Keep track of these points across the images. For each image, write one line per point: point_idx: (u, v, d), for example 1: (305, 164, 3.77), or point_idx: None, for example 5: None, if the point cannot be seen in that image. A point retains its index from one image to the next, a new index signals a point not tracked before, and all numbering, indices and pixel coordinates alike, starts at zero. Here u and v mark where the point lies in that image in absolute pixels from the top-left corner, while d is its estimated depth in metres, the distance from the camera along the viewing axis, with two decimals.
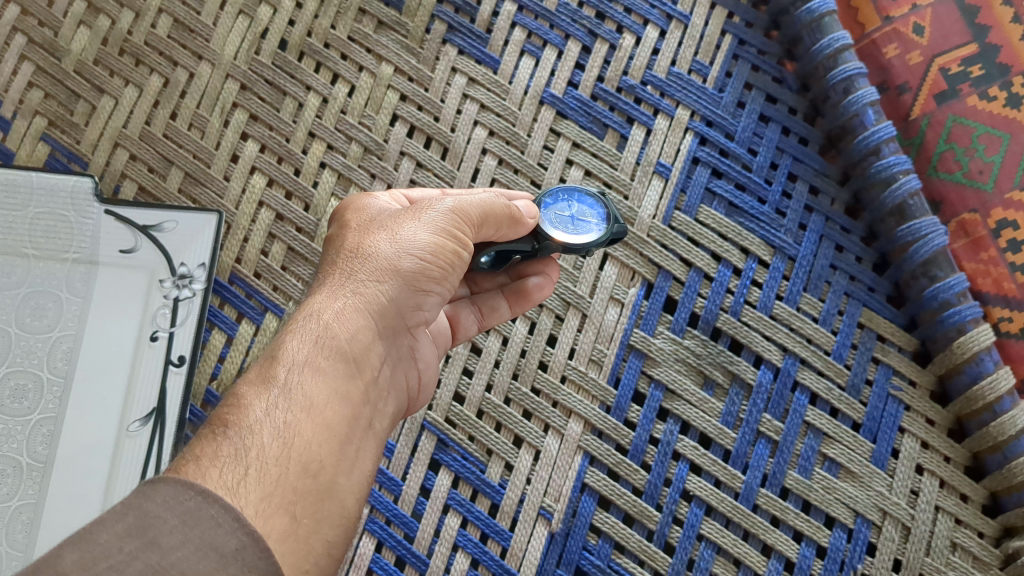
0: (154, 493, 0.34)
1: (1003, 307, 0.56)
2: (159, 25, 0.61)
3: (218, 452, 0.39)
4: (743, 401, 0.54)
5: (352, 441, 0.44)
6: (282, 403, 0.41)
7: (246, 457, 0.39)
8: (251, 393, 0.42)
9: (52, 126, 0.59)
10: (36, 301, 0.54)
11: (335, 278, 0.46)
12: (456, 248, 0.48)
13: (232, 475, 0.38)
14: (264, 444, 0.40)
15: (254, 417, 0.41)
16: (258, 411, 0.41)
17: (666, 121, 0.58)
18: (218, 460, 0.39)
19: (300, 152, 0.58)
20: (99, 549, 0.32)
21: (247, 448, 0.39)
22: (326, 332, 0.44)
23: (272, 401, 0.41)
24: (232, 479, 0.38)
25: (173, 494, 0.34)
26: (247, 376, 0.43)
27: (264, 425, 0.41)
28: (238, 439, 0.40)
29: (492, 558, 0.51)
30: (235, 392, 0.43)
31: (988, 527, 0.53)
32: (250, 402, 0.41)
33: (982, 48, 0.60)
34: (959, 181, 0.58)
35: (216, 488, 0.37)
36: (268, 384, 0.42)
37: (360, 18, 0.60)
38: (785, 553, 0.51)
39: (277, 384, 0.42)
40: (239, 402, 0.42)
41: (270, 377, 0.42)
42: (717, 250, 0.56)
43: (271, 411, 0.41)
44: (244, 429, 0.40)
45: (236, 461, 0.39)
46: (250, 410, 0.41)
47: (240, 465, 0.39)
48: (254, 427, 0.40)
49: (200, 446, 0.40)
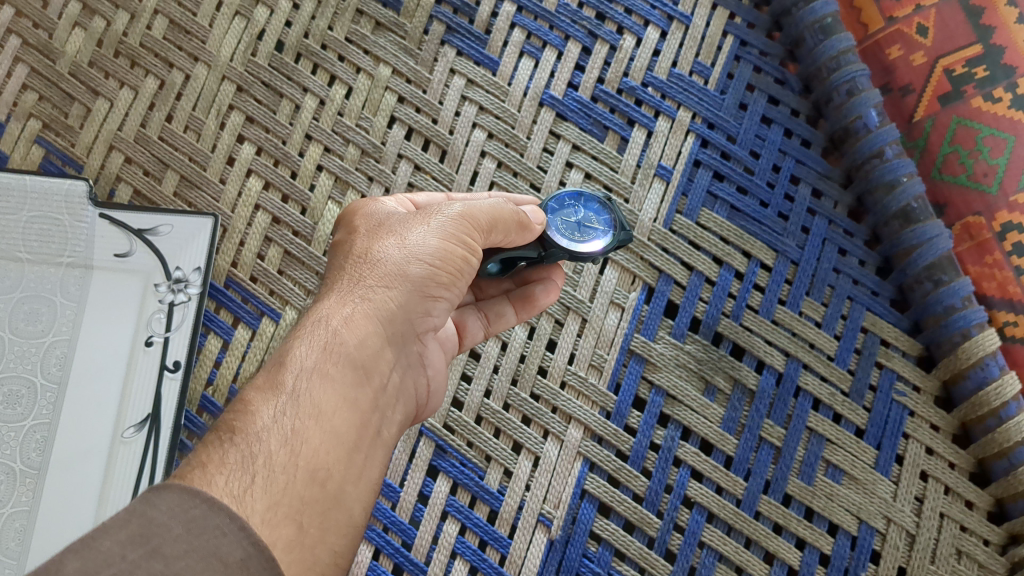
0: (157, 500, 0.33)
1: (1008, 312, 0.56)
2: (155, 27, 0.60)
3: (225, 458, 0.38)
4: (745, 406, 0.53)
5: (360, 449, 0.44)
6: (290, 410, 0.41)
7: (252, 465, 0.38)
8: (259, 399, 0.41)
9: (47, 128, 0.59)
10: (29, 306, 0.54)
11: (343, 283, 0.46)
12: (465, 254, 0.47)
13: (238, 484, 0.38)
14: (271, 451, 0.39)
15: (262, 423, 0.40)
16: (265, 417, 0.40)
17: (666, 123, 0.58)
18: (225, 467, 0.38)
19: (297, 155, 0.57)
20: (102, 556, 0.31)
21: (254, 455, 0.39)
22: (335, 338, 0.44)
23: (280, 407, 0.41)
24: (239, 487, 0.37)
25: (177, 501, 0.33)
26: (255, 380, 0.42)
27: (272, 432, 0.40)
28: (244, 446, 0.39)
29: (491, 565, 0.50)
30: (243, 398, 0.42)
31: (994, 534, 0.52)
32: (257, 408, 0.40)
33: (987, 49, 0.59)
34: (963, 183, 0.58)
35: (223, 496, 0.36)
36: (276, 390, 0.41)
37: (357, 19, 0.59)
38: (788, 560, 0.51)
39: (285, 391, 0.41)
40: (245, 407, 0.41)
41: (277, 383, 0.42)
42: (719, 254, 0.56)
43: (279, 418, 0.40)
44: (252, 437, 0.39)
45: (243, 468, 0.38)
46: (258, 416, 0.40)
47: (247, 472, 0.38)
48: (262, 435, 0.39)
49: (206, 453, 0.39)
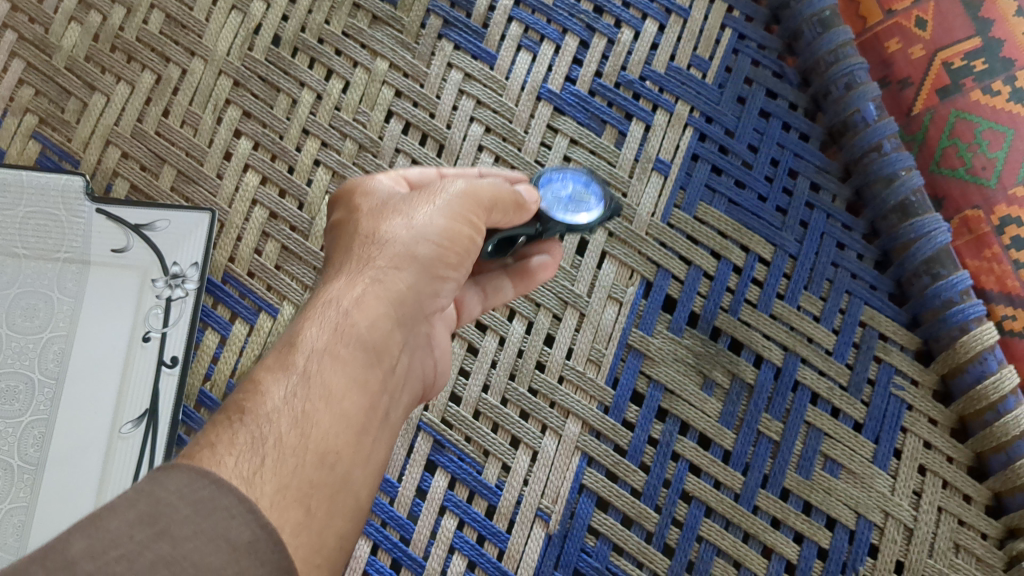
0: (165, 480, 0.31)
1: (1006, 306, 0.56)
2: (151, 21, 0.60)
3: (234, 438, 0.36)
4: (744, 401, 0.53)
5: (369, 433, 0.41)
6: (302, 391, 0.38)
7: (263, 446, 0.36)
8: (270, 378, 0.39)
9: (43, 123, 0.59)
10: (27, 302, 0.53)
11: (351, 264, 0.44)
12: (472, 235, 0.46)
13: (248, 465, 0.35)
14: (281, 432, 0.37)
15: (273, 404, 0.37)
16: (276, 397, 0.38)
17: (664, 117, 0.58)
18: (234, 448, 0.35)
19: (294, 150, 0.57)
20: (110, 536, 0.29)
21: (264, 437, 0.36)
22: (346, 319, 0.41)
23: (291, 388, 0.38)
24: (248, 469, 0.35)
25: (185, 482, 0.32)
26: (265, 361, 0.40)
27: (282, 413, 0.37)
28: (255, 427, 0.36)
29: (490, 560, 0.50)
30: (253, 378, 0.39)
31: (992, 528, 0.52)
32: (268, 387, 0.38)
33: (986, 42, 0.59)
34: (962, 177, 0.58)
35: (233, 477, 0.34)
36: (287, 370, 0.39)
37: (354, 13, 0.59)
38: (785, 554, 0.51)
39: (296, 370, 0.39)
40: (256, 387, 0.38)
41: (288, 363, 0.39)
42: (717, 248, 0.56)
43: (290, 399, 0.38)
44: (261, 417, 0.37)
45: (253, 449, 0.36)
46: (269, 396, 0.38)
47: (257, 453, 0.36)
48: (273, 415, 0.37)
49: (214, 433, 0.36)
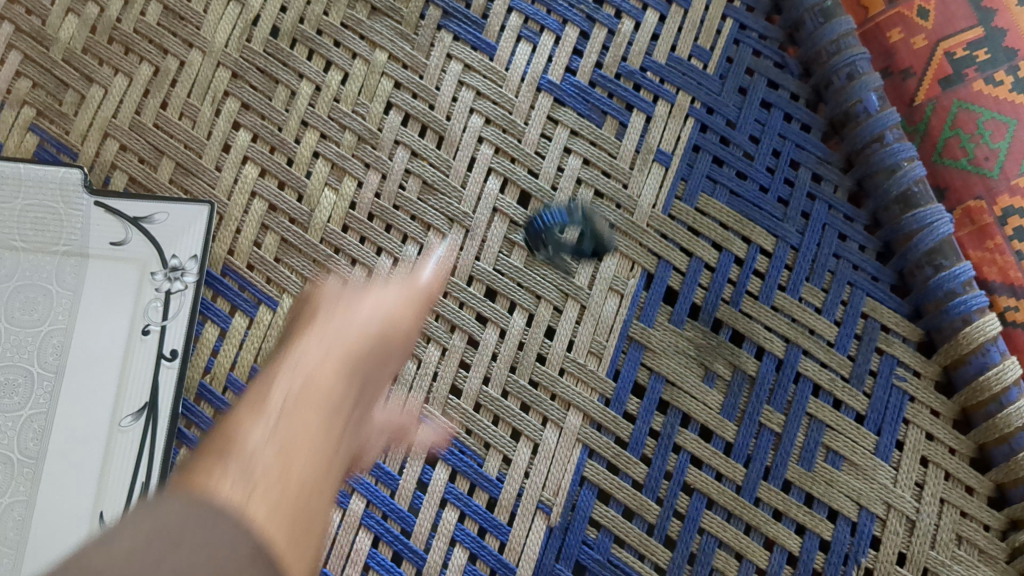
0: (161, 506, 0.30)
1: (1009, 297, 0.55)
2: (149, 13, 0.59)
3: (223, 470, 0.35)
4: (745, 393, 0.53)
5: (336, 475, 0.40)
6: (281, 428, 0.38)
7: (250, 475, 0.35)
8: (243, 424, 0.39)
9: (41, 116, 0.58)
10: (25, 295, 0.53)
11: (313, 329, 0.43)
12: (411, 325, 0.48)
13: (239, 493, 0.34)
14: (266, 463, 0.36)
15: (251, 444, 0.37)
16: (256, 437, 0.38)
17: (665, 108, 0.57)
18: (226, 477, 0.34)
19: (293, 142, 0.57)
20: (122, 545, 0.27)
21: (252, 467, 0.35)
22: (309, 377, 0.41)
23: (271, 428, 0.38)
24: (240, 494, 0.34)
25: (179, 510, 0.31)
26: (233, 413, 0.40)
27: (263, 448, 0.37)
28: (240, 461, 0.36)
29: (491, 553, 0.51)
30: (218, 426, 0.39)
31: (994, 520, 0.52)
32: (243, 432, 0.38)
33: (988, 31, 0.59)
34: (964, 167, 0.57)
35: (227, 502, 0.33)
36: (263, 413, 0.39)
37: (352, 4, 0.59)
38: (787, 546, 0.51)
39: (272, 412, 0.39)
40: (228, 432, 0.38)
41: (261, 408, 0.39)
42: (719, 240, 0.55)
43: (269, 437, 0.38)
44: (245, 453, 0.36)
45: (241, 479, 0.35)
46: (248, 438, 0.37)
47: (248, 482, 0.34)
48: (256, 450, 0.37)
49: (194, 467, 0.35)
